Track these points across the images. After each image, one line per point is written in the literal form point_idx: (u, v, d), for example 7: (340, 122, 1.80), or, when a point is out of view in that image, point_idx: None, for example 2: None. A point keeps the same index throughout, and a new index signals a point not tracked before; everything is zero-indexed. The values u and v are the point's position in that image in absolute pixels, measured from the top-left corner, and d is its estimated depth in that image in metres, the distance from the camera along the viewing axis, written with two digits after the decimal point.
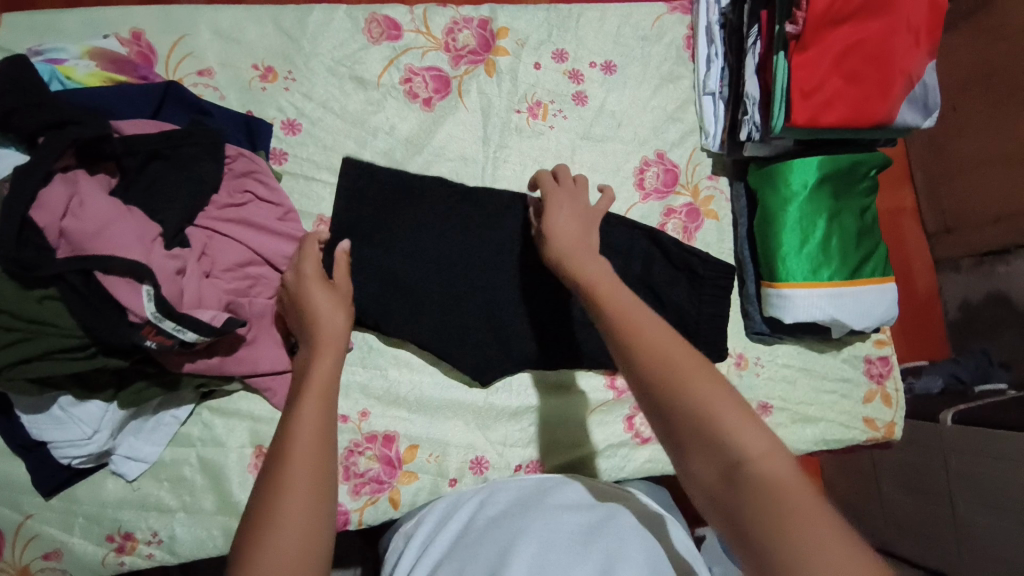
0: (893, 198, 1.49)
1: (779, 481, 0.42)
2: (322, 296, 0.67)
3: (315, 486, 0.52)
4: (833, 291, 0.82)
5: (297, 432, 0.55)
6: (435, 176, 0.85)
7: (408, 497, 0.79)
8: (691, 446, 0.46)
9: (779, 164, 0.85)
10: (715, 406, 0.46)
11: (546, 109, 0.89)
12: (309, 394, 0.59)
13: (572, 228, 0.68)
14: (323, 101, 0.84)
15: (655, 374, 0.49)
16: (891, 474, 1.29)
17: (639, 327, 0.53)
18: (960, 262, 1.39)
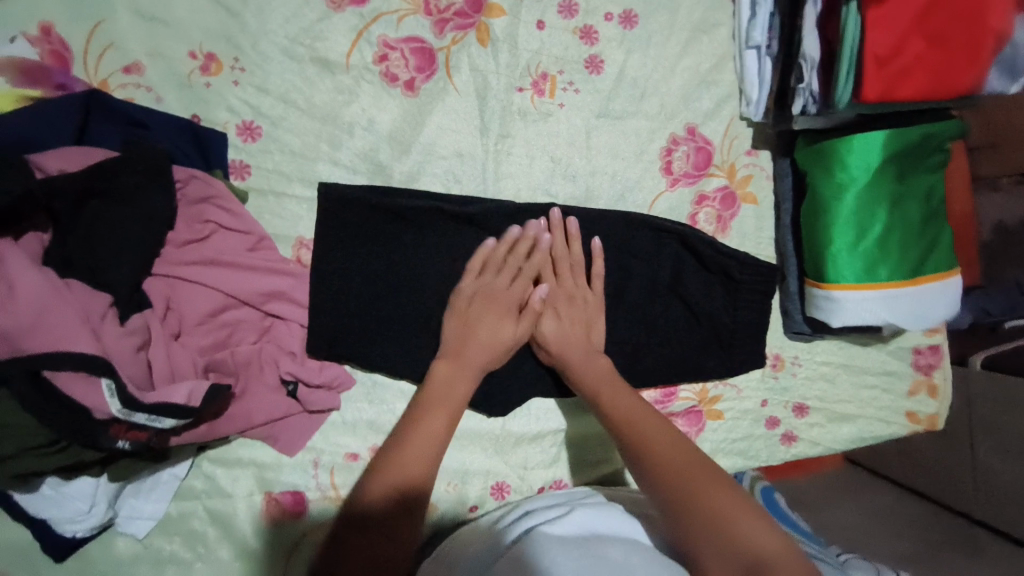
0: None
1: (773, 549, 0.48)
2: (503, 326, 0.68)
3: (431, 456, 0.56)
4: (890, 292, 0.72)
5: (426, 425, 0.58)
6: (428, 179, 0.72)
7: (431, 528, 0.75)
8: (701, 547, 0.50)
9: (836, 140, 0.71)
10: (721, 506, 0.51)
11: (553, 82, 0.74)
12: (445, 402, 0.61)
13: (575, 314, 0.71)
14: (283, 94, 0.69)
15: (656, 468, 0.55)
16: None
17: (648, 433, 0.58)
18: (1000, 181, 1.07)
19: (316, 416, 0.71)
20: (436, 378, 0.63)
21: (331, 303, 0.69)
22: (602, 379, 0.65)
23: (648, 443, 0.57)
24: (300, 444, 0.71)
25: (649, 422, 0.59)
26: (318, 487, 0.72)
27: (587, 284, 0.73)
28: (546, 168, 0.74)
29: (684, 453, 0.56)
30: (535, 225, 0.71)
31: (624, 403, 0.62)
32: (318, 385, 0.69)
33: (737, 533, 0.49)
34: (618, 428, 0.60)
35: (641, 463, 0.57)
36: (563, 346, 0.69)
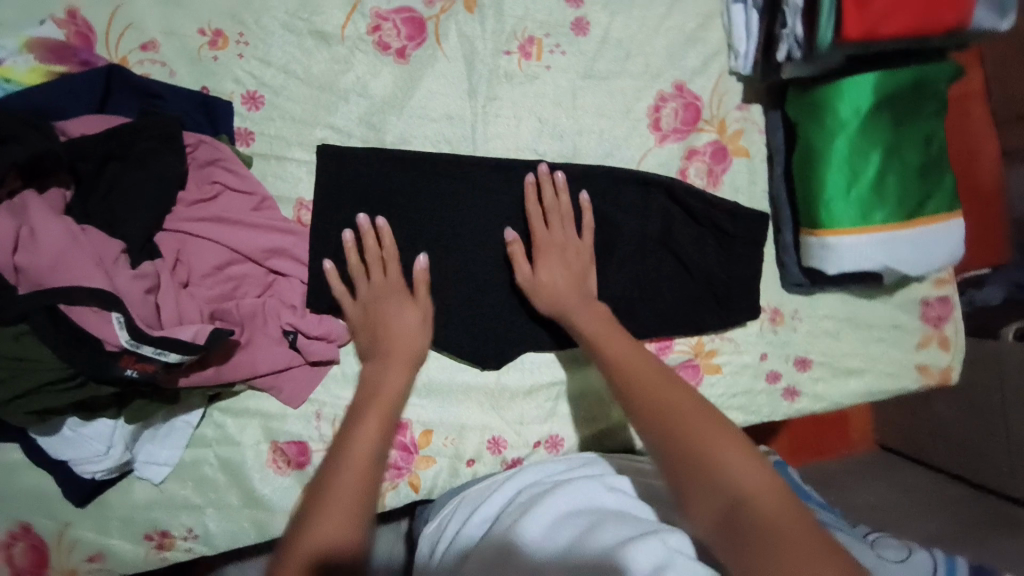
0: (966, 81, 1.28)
1: (758, 487, 0.46)
2: (406, 314, 0.70)
3: (371, 472, 0.57)
4: (886, 236, 0.70)
5: (354, 442, 0.59)
6: (420, 141, 0.76)
7: (428, 481, 0.77)
8: (687, 486, 0.49)
9: (827, 86, 0.70)
10: (708, 442, 0.49)
11: (539, 46, 0.76)
12: (376, 404, 0.63)
13: (567, 278, 0.70)
14: (283, 66, 0.74)
15: (648, 407, 0.54)
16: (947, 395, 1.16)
17: (643, 383, 0.57)
18: None
19: (318, 368, 0.75)
20: (350, 432, 0.60)
21: (331, 258, 0.73)
22: (604, 326, 0.65)
23: (641, 391, 0.56)
24: (304, 395, 0.74)
25: (648, 367, 0.59)
26: (321, 437, 0.76)
27: (573, 242, 0.72)
28: (533, 128, 0.77)
29: (678, 394, 0.55)
30: (529, 178, 0.73)
31: (626, 353, 0.61)
32: (316, 337, 0.72)
33: (725, 474, 0.47)
34: (615, 371, 0.60)
35: (634, 404, 0.56)
36: (566, 309, 0.68)
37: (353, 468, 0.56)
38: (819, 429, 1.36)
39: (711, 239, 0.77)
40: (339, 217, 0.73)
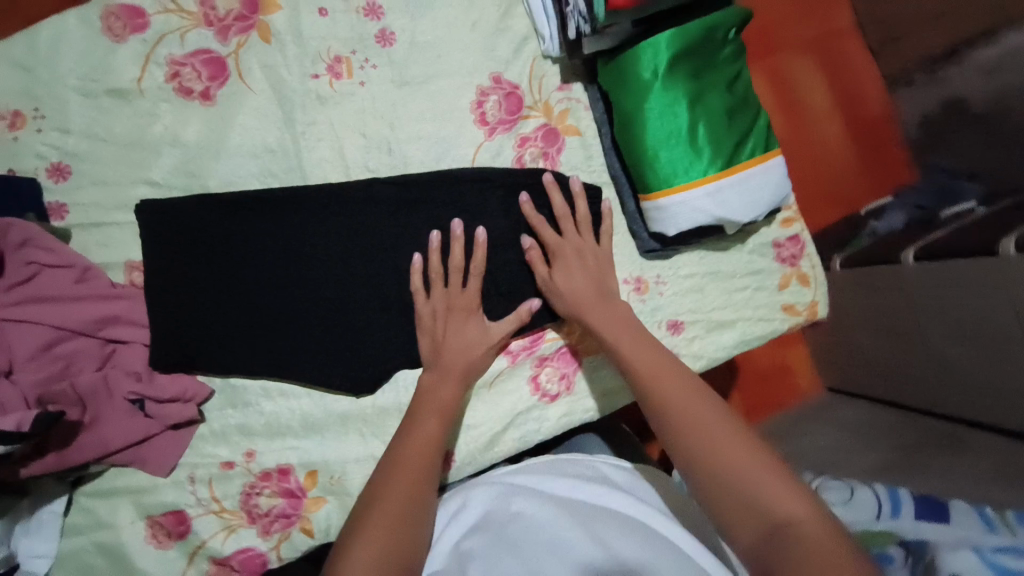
0: (826, 19, 1.42)
1: (793, 514, 0.47)
2: (469, 330, 0.72)
3: (427, 471, 0.62)
4: (712, 186, 0.71)
5: (418, 438, 0.65)
6: (244, 180, 0.74)
7: (322, 523, 0.75)
8: (720, 497, 0.51)
9: (626, 54, 0.72)
10: (735, 456, 0.52)
11: (348, 63, 0.76)
12: (429, 412, 0.67)
13: (586, 283, 0.73)
14: (87, 130, 0.72)
15: (669, 421, 0.57)
16: (864, 326, 1.20)
17: (675, 393, 0.59)
18: (914, 75, 1.37)
19: (181, 431, 0.73)
20: (405, 445, 0.64)
21: (172, 314, 0.71)
22: (621, 325, 0.69)
23: (676, 400, 0.59)
24: (172, 462, 0.72)
25: (673, 376, 0.61)
26: (199, 501, 0.73)
27: (577, 250, 0.74)
28: (359, 144, 0.76)
29: (704, 402, 0.58)
30: (433, 236, 0.73)
31: (651, 364, 0.64)
32: (169, 398, 0.70)
33: (755, 490, 0.49)
34: (638, 377, 0.63)
35: (658, 415, 0.59)
36: (585, 304, 0.72)
37: (409, 462, 0.62)
38: (770, 382, 1.42)
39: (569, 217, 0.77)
40: (170, 271, 0.71)
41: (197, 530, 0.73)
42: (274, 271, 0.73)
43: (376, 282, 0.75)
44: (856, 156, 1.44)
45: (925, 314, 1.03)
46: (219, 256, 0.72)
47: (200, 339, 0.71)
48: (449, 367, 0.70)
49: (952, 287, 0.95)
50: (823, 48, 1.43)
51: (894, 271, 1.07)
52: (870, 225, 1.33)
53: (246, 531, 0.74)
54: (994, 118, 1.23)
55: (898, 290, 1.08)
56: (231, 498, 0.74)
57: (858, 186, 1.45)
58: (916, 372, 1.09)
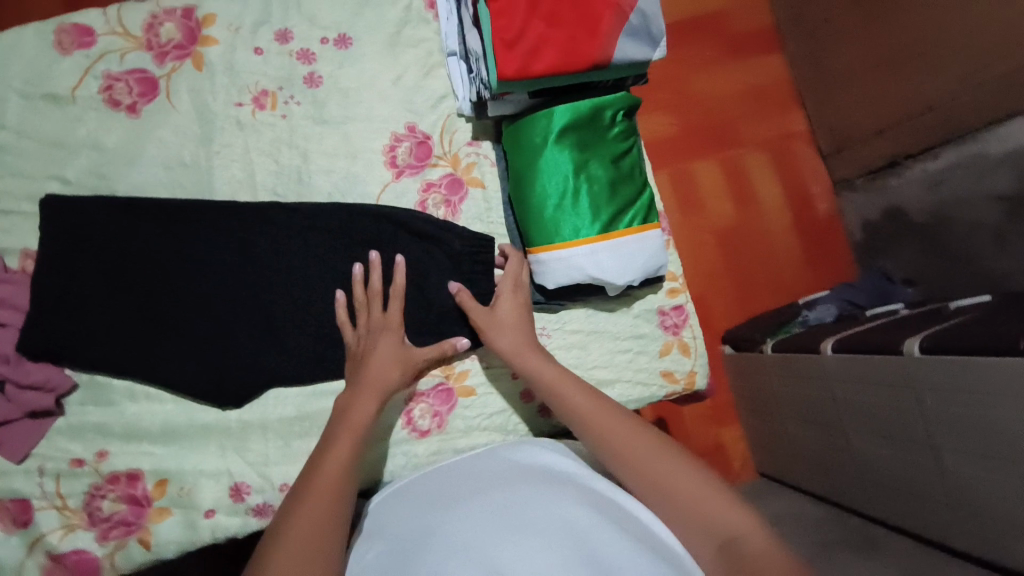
0: (782, 124, 1.55)
1: (739, 527, 0.55)
2: (387, 348, 0.73)
3: (341, 494, 0.62)
4: (587, 248, 0.76)
5: (328, 466, 0.63)
6: (156, 189, 0.78)
7: (162, 536, 0.73)
8: (674, 517, 0.59)
9: (522, 121, 0.79)
10: (687, 486, 0.59)
11: (274, 97, 0.82)
12: (343, 436, 0.66)
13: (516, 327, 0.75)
14: (21, 130, 0.77)
15: (624, 463, 0.63)
16: (792, 414, 1.23)
17: (621, 433, 0.65)
18: (855, 181, 1.48)
19: (41, 422, 0.73)
20: (325, 457, 0.64)
21: (55, 297, 0.73)
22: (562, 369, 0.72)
23: (618, 438, 0.65)
24: (25, 450, 0.72)
25: (617, 419, 0.66)
26: (45, 495, 0.73)
27: (510, 296, 0.77)
28: (270, 170, 0.81)
29: (650, 441, 0.64)
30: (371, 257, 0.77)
31: (597, 409, 0.68)
32: (29, 385, 0.71)
33: (704, 508, 0.57)
34: (584, 421, 0.67)
35: (612, 457, 0.64)
36: (512, 355, 0.74)
37: (321, 487, 0.61)
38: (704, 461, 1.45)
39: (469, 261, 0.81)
40: (63, 260, 0.74)
41: (38, 522, 0.72)
42: (166, 276, 0.76)
43: (263, 299, 0.78)
44: (804, 253, 1.53)
45: (846, 408, 1.06)
46: (112, 258, 0.75)
47: (76, 326, 0.73)
48: (364, 386, 0.70)
49: (868, 381, 0.99)
50: (776, 149, 1.55)
51: (815, 360, 1.11)
52: (802, 316, 1.33)
53: (84, 532, 0.72)
54: (935, 228, 1.27)
55: (823, 384, 1.11)
56: (75, 498, 0.73)
57: (801, 279, 1.53)
58: (846, 472, 1.08)
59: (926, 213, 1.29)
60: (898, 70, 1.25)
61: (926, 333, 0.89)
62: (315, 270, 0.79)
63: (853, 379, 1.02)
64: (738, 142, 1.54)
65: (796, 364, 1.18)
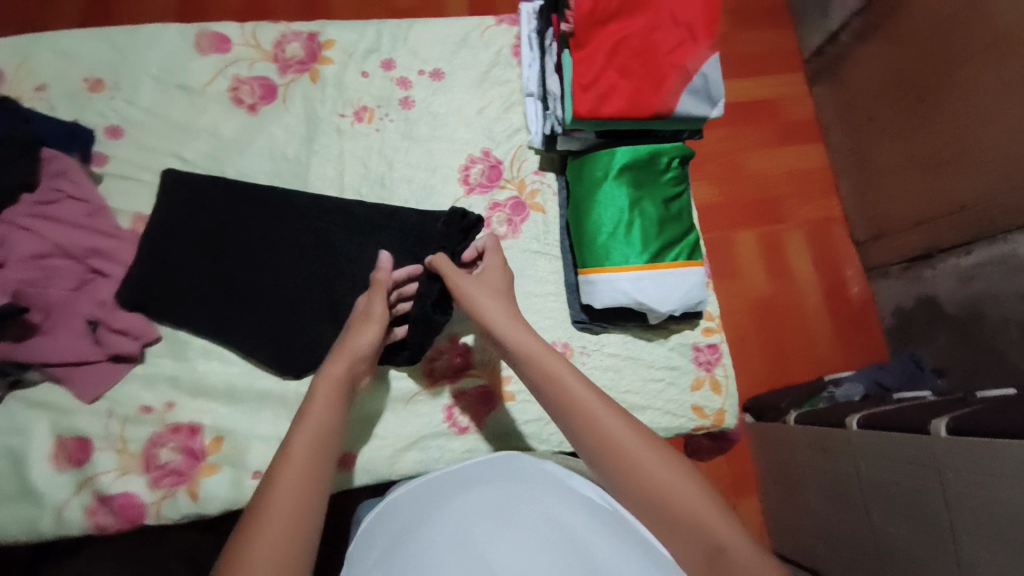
0: (821, 208, 1.63)
1: (730, 538, 0.54)
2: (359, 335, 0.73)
3: (307, 513, 0.55)
4: (636, 274, 0.83)
5: (293, 460, 0.58)
6: (257, 176, 0.89)
7: (209, 490, 0.77)
8: (665, 526, 0.57)
9: (587, 156, 0.88)
10: (680, 497, 0.57)
11: (371, 113, 0.94)
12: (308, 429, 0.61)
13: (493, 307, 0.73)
14: (149, 108, 0.89)
15: (613, 466, 0.60)
16: (815, 488, 1.23)
17: (611, 432, 0.61)
18: (890, 268, 1.52)
19: (119, 366, 0.79)
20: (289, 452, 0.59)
21: (153, 254, 0.81)
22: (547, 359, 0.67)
23: (612, 435, 0.61)
24: (99, 390, 0.78)
25: (605, 416, 0.62)
26: (107, 436, 0.78)
27: (489, 287, 0.76)
28: (359, 173, 0.91)
29: (642, 442, 0.61)
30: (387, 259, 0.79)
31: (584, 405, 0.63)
32: (118, 330, 0.78)
33: (697, 520, 0.55)
34: (570, 415, 0.63)
35: (599, 458, 0.60)
36: (500, 329, 0.71)
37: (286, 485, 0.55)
38: None
39: (458, 231, 0.84)
40: (168, 226, 0.83)
41: (95, 461, 0.77)
42: (256, 251, 0.84)
43: (331, 281, 0.85)
44: (835, 330, 1.56)
45: (869, 483, 1.05)
46: (211, 228, 0.84)
47: (173, 284, 0.81)
48: (320, 395, 0.64)
49: (893, 462, 0.99)
50: (817, 229, 1.62)
51: (841, 435, 1.11)
52: (830, 391, 1.37)
53: (138, 477, 0.77)
54: (971, 323, 1.28)
55: (851, 460, 1.10)
56: (136, 442, 0.78)
57: (833, 355, 1.55)
58: (869, 556, 1.06)
59: (960, 306, 1.31)
60: (941, 167, 1.30)
61: (950, 416, 0.92)
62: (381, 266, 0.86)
63: (880, 457, 1.02)
64: (782, 217, 1.61)
65: (825, 440, 1.17)
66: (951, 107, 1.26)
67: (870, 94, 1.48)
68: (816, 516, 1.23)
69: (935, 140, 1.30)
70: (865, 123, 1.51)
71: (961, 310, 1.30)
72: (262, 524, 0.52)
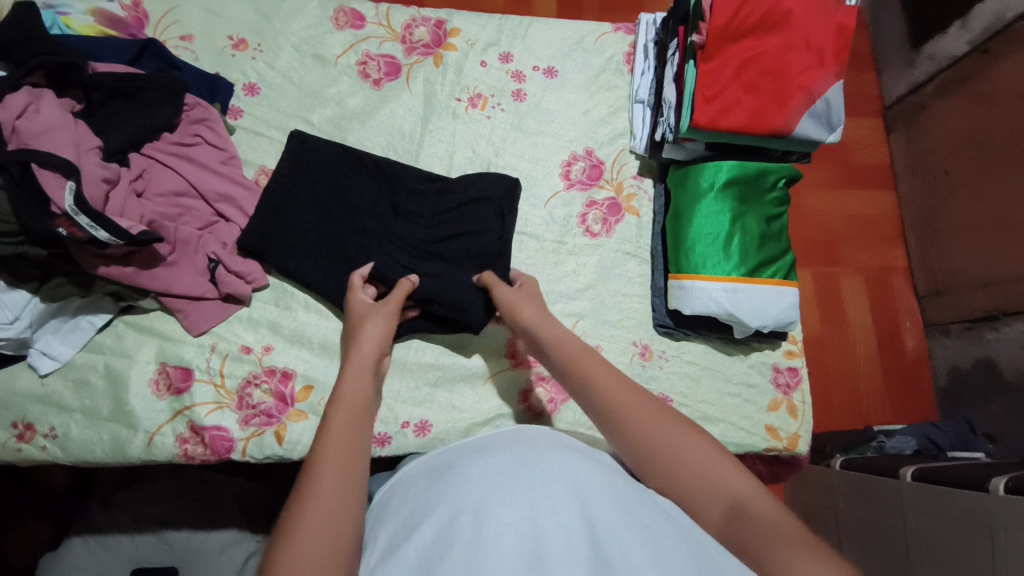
0: (885, 257, 1.60)
1: (748, 493, 0.52)
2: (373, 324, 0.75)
3: (354, 481, 0.56)
4: (731, 285, 0.83)
5: (336, 425, 0.61)
6: (372, 146, 0.94)
7: (294, 435, 0.81)
8: (679, 486, 0.55)
9: (692, 166, 0.90)
10: (698, 464, 0.55)
11: (485, 100, 0.98)
12: (343, 403, 0.64)
13: (532, 316, 0.76)
14: (284, 72, 0.95)
15: (631, 438, 0.59)
16: (851, 535, 1.19)
17: (630, 406, 0.61)
18: (950, 327, 1.48)
19: (227, 306, 0.84)
20: (331, 423, 0.61)
21: (274, 204, 0.85)
22: (581, 352, 0.68)
23: (625, 407, 0.61)
24: (206, 326, 0.82)
25: (621, 389, 0.62)
26: (207, 370, 0.82)
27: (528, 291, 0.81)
28: (466, 155, 0.95)
29: (657, 412, 0.60)
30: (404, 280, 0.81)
31: (605, 386, 0.63)
32: (235, 273, 0.83)
33: (710, 476, 0.54)
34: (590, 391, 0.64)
35: (617, 428, 0.60)
36: (538, 327, 0.74)
37: (335, 446, 0.58)
38: None
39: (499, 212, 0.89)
40: (289, 180, 0.87)
41: (193, 393, 0.80)
42: (365, 214, 0.88)
43: (431, 250, 0.87)
44: (886, 381, 1.53)
45: (914, 538, 1.02)
46: (325, 188, 0.87)
47: (287, 236, 0.85)
48: (352, 373, 0.68)
49: (946, 518, 0.95)
50: (876, 277, 1.59)
51: (892, 484, 1.08)
52: (879, 441, 1.30)
53: (231, 413, 0.80)
54: None
55: (898, 511, 1.07)
56: (233, 380, 0.82)
57: (877, 408, 1.51)
58: None
59: (1019, 372, 1.27)
60: (1014, 231, 1.29)
61: (1012, 475, 0.89)
62: (484, 239, 0.87)
63: (930, 510, 0.99)
64: (847, 260, 1.59)
65: (872, 490, 1.13)
66: None
67: (944, 146, 1.47)
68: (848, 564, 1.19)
69: (1009, 202, 1.29)
70: (939, 175, 1.49)
71: (1023, 378, 1.26)
72: (316, 476, 0.55)
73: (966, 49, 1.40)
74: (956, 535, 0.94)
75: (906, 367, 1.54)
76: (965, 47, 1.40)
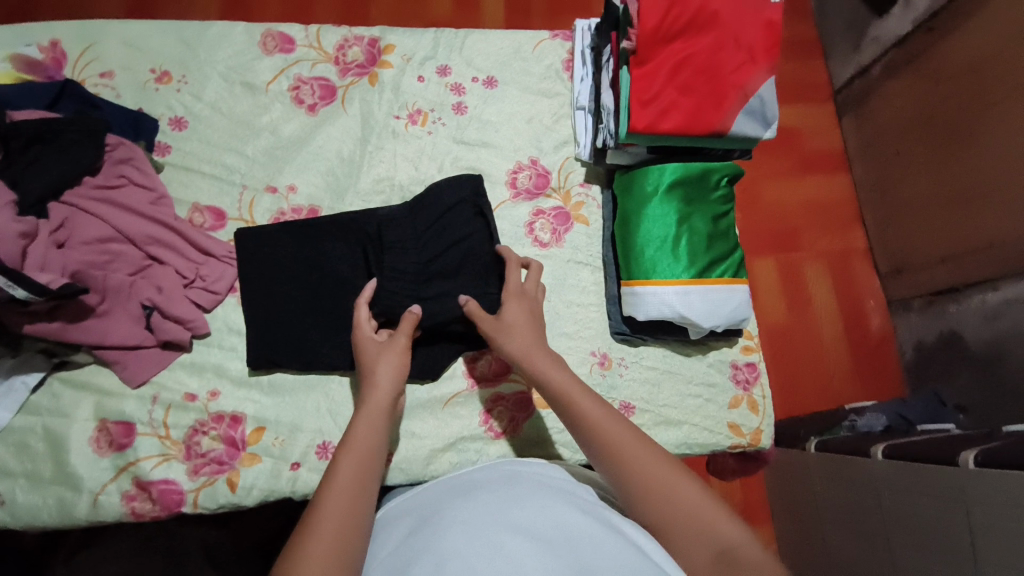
0: (843, 238, 1.63)
1: (737, 536, 0.54)
2: (387, 364, 0.73)
3: (355, 531, 0.55)
4: (682, 288, 0.83)
5: (341, 475, 0.60)
6: (311, 174, 0.91)
7: (248, 480, 0.78)
8: (666, 529, 0.56)
9: (637, 170, 0.89)
10: (694, 509, 0.56)
11: (425, 116, 0.96)
12: (351, 451, 0.62)
13: (520, 337, 0.74)
14: (213, 103, 0.92)
15: (631, 478, 0.59)
16: (831, 518, 1.20)
17: (630, 443, 0.61)
18: (912, 303, 1.51)
19: (167, 353, 0.81)
20: (337, 473, 0.60)
21: (250, 251, 0.85)
22: (573, 386, 0.68)
23: (624, 446, 0.61)
24: (146, 375, 0.79)
25: (621, 426, 0.63)
26: (151, 422, 0.78)
27: (521, 290, 0.80)
28: (409, 173, 0.93)
29: (655, 454, 0.60)
30: (410, 313, 0.77)
31: (606, 424, 0.63)
32: (174, 318, 0.80)
33: (705, 520, 0.55)
34: (590, 430, 0.63)
35: (618, 465, 0.60)
36: (531, 343, 0.74)
37: (338, 497, 0.57)
38: None
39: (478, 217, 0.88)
40: (264, 227, 0.86)
41: (137, 447, 0.77)
42: (307, 245, 0.85)
43: (414, 275, 0.83)
44: (853, 361, 1.55)
45: (891, 518, 1.03)
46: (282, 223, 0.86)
47: (260, 281, 0.84)
48: (364, 420, 0.66)
49: (919, 493, 0.97)
50: (836, 259, 1.62)
51: (864, 463, 1.08)
52: (851, 420, 1.31)
53: (179, 464, 0.77)
54: (993, 361, 1.27)
55: (873, 491, 1.08)
56: (179, 430, 0.79)
57: (847, 388, 1.53)
58: None
59: (983, 343, 1.29)
60: (964, 205, 1.31)
61: (982, 447, 0.90)
62: (461, 248, 0.85)
63: (903, 488, 1.00)
64: (806, 243, 1.61)
65: (847, 473, 1.14)
66: (976, 146, 1.27)
67: (894, 126, 1.49)
68: (832, 547, 1.20)
69: (961, 177, 1.31)
70: (892, 155, 1.51)
71: (986, 348, 1.28)
72: (314, 532, 0.53)
73: (910, 28, 1.43)
74: (929, 511, 0.95)
75: (875, 349, 1.57)
76: (908, 27, 1.43)
